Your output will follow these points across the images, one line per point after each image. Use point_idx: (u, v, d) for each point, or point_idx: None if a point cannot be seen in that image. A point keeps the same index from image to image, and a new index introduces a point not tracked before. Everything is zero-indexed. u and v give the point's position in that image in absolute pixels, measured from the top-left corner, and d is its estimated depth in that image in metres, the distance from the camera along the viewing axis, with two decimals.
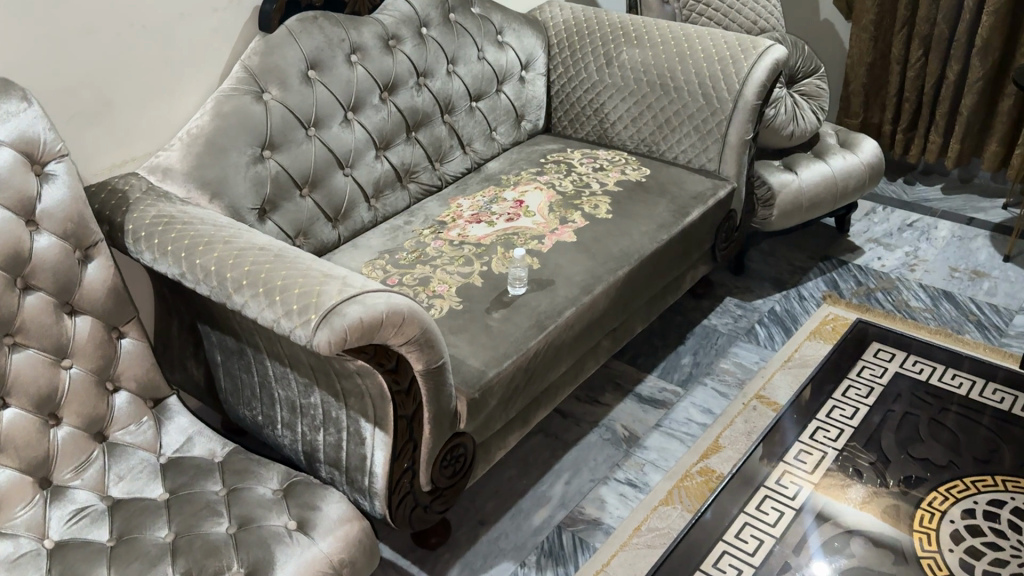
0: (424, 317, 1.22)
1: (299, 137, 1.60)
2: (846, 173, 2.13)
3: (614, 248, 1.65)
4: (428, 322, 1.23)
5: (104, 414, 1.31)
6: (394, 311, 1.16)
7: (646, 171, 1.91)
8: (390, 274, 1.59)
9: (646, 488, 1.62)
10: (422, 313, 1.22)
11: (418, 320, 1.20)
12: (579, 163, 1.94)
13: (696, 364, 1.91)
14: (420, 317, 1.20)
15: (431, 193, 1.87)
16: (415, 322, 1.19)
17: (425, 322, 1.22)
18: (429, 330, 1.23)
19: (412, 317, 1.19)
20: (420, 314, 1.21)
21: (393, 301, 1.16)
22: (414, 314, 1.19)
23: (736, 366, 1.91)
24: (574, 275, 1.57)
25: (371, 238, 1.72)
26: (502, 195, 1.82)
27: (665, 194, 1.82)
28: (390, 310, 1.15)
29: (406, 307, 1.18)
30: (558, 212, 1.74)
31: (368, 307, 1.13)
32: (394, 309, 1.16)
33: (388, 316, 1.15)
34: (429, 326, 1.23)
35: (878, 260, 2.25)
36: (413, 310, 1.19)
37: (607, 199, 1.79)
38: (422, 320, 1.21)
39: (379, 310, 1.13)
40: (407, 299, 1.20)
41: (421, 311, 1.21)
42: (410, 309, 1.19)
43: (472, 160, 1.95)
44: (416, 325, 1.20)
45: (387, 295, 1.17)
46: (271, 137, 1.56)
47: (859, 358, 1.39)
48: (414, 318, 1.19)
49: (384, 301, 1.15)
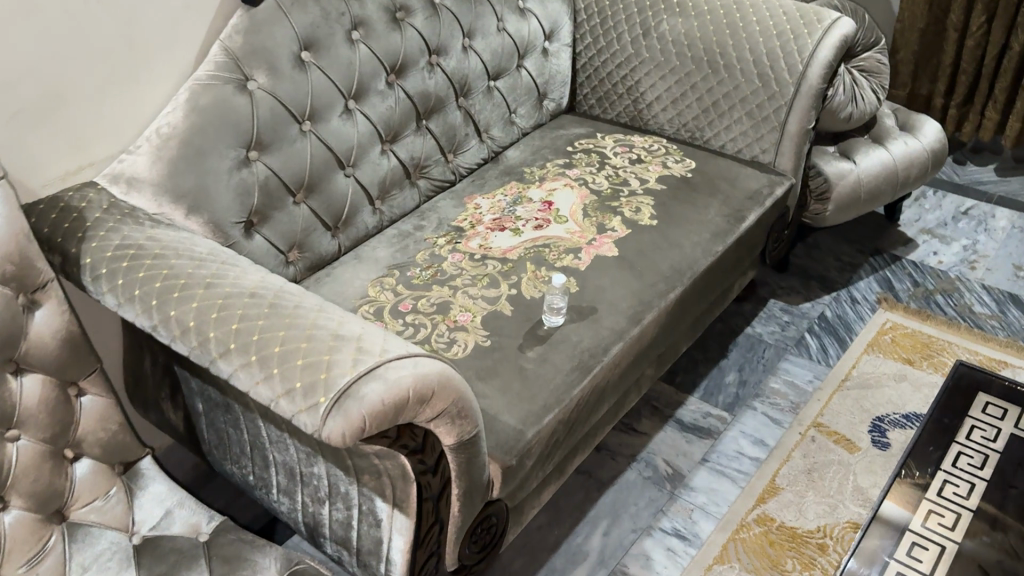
0: (455, 382, 0.98)
1: (292, 134, 1.34)
2: (907, 160, 1.89)
3: (663, 264, 1.41)
4: (461, 386, 1.00)
5: (63, 489, 1.07)
6: (420, 381, 0.92)
7: (691, 163, 1.66)
8: (401, 298, 1.35)
9: (697, 542, 1.42)
10: (454, 376, 0.98)
11: (450, 387, 0.97)
12: (613, 154, 1.69)
13: (743, 383, 1.70)
14: (452, 382, 0.97)
15: (443, 190, 1.62)
16: (446, 392, 0.96)
17: (459, 388, 0.99)
18: (464, 396, 1.00)
19: (444, 387, 0.95)
20: (451, 379, 0.97)
21: (417, 369, 0.93)
22: (444, 379, 0.96)
23: (787, 386, 1.69)
24: (620, 302, 1.33)
25: (376, 249, 1.47)
26: (528, 194, 1.57)
27: (716, 194, 1.57)
28: (416, 382, 0.92)
29: (435, 375, 0.94)
30: (595, 217, 1.50)
31: (388, 382, 0.89)
32: (421, 380, 0.92)
33: (415, 391, 0.91)
34: (462, 390, 1.00)
35: (934, 255, 2.03)
36: (444, 375, 0.96)
37: (650, 200, 1.54)
38: (454, 386, 0.98)
39: (402, 385, 0.90)
40: (433, 362, 0.96)
41: (452, 374, 0.98)
42: (440, 376, 0.95)
43: (489, 149, 1.69)
44: (449, 394, 0.97)
45: (409, 364, 0.93)
46: (259, 134, 1.30)
47: (954, 441, 1.20)
48: (446, 386, 0.96)
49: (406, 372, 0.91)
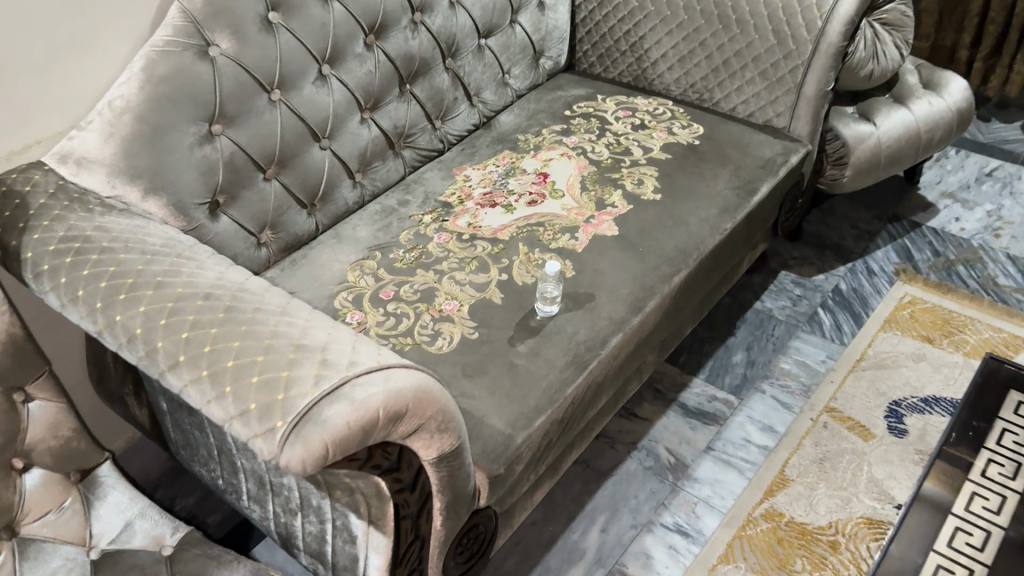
0: (433, 392, 0.88)
1: (260, 105, 1.22)
2: (931, 122, 1.76)
3: (667, 244, 1.30)
4: (440, 396, 0.90)
5: (11, 503, 0.99)
6: (391, 396, 0.82)
7: (699, 129, 1.53)
8: (382, 284, 1.25)
9: (701, 539, 1.34)
10: (431, 385, 0.88)
11: (428, 399, 0.87)
12: (614, 119, 1.57)
13: (751, 364, 1.60)
14: (429, 394, 0.87)
15: (430, 159, 1.51)
16: (423, 405, 0.86)
17: (437, 398, 0.88)
18: (444, 405, 0.90)
19: (419, 400, 0.85)
20: (428, 389, 0.87)
21: (388, 383, 0.83)
22: (420, 390, 0.86)
23: (798, 366, 1.60)
24: (620, 288, 1.23)
25: (356, 227, 1.36)
26: (521, 165, 1.45)
27: (725, 163, 1.45)
28: (387, 398, 0.81)
29: (409, 388, 0.84)
30: (594, 191, 1.38)
31: (354, 402, 0.79)
32: (392, 396, 0.82)
33: (386, 410, 0.81)
34: (442, 400, 0.90)
35: (956, 222, 1.91)
36: (419, 387, 0.86)
37: (654, 171, 1.43)
38: (432, 396, 0.88)
39: (371, 404, 0.80)
40: (407, 373, 0.86)
41: (429, 383, 0.88)
42: (415, 388, 0.85)
43: (480, 114, 1.57)
44: (426, 407, 0.87)
45: (378, 377, 0.83)
46: (223, 106, 1.18)
47: (983, 449, 1.12)
48: (422, 398, 0.86)
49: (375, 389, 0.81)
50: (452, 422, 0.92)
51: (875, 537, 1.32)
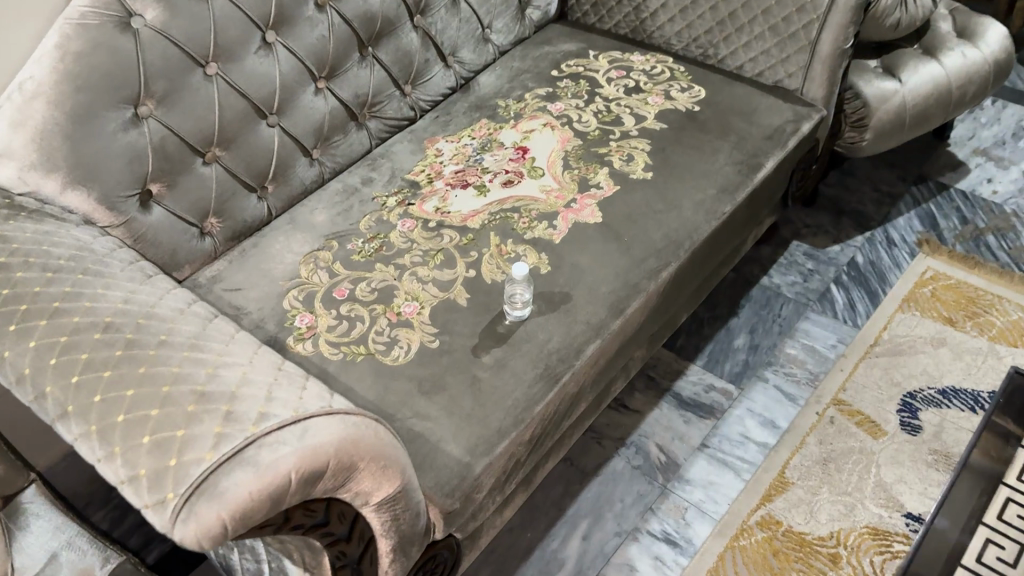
0: (364, 436, 0.77)
1: (194, 83, 1.08)
2: (965, 76, 1.58)
3: (656, 234, 1.16)
4: (375, 438, 0.78)
5: None
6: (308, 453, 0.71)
7: (700, 92, 1.37)
8: (337, 280, 1.13)
9: (690, 550, 1.24)
10: (362, 429, 0.77)
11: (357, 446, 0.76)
12: (605, 82, 1.41)
13: (754, 348, 1.48)
14: (359, 441, 0.76)
15: (400, 129, 1.37)
16: (351, 455, 0.75)
17: (370, 442, 0.77)
18: (379, 448, 0.79)
19: (346, 450, 0.74)
20: (358, 436, 0.76)
21: (304, 438, 0.71)
22: (346, 439, 0.75)
23: (806, 352, 1.47)
24: (600, 287, 1.10)
25: (314, 211, 1.23)
26: (499, 137, 1.31)
27: (727, 134, 1.30)
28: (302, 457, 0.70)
29: (331, 439, 0.73)
30: (577, 169, 1.24)
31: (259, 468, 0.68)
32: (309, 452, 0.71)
33: (302, 470, 0.70)
34: (377, 444, 0.79)
35: (988, 183, 1.74)
36: (345, 435, 0.75)
37: (646, 144, 1.28)
38: (363, 441, 0.77)
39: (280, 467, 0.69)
40: (330, 421, 0.75)
41: (359, 427, 0.77)
42: (340, 438, 0.74)
43: (457, 76, 1.42)
44: (356, 456, 0.76)
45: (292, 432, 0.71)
46: (151, 84, 1.04)
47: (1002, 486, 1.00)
48: (350, 448, 0.75)
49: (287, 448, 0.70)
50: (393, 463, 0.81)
51: (880, 550, 1.21)
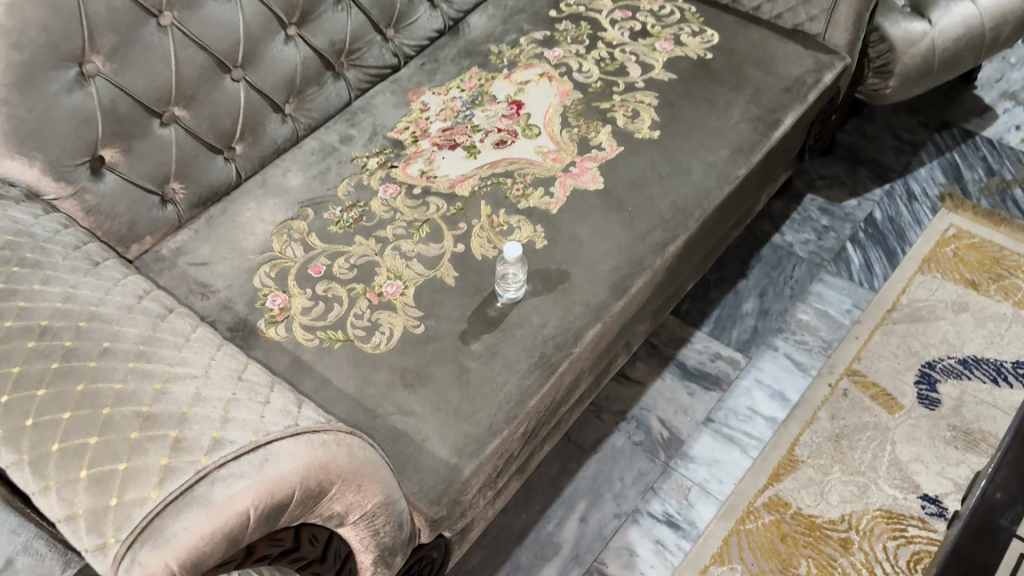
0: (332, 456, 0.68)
1: (147, 35, 0.96)
2: (1000, 17, 1.45)
3: (663, 202, 1.06)
4: (345, 456, 0.69)
5: None
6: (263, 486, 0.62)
7: (713, 37, 1.25)
8: (314, 255, 1.03)
9: (693, 534, 1.17)
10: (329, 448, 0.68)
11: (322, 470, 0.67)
12: (608, 25, 1.28)
13: (763, 314, 1.39)
14: (326, 463, 0.67)
15: (384, 78, 1.25)
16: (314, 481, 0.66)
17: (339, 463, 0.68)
18: (352, 466, 0.70)
19: (309, 478, 0.65)
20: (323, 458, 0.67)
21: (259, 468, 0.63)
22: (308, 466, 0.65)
23: (819, 317, 1.38)
24: (601, 264, 1.00)
25: (288, 174, 1.13)
26: (491, 89, 1.20)
27: (742, 86, 1.18)
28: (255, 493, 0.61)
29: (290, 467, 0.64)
30: (577, 127, 1.13)
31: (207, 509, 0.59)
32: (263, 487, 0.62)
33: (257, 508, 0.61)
34: (350, 460, 0.70)
35: (1016, 131, 1.63)
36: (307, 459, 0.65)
37: (652, 98, 1.16)
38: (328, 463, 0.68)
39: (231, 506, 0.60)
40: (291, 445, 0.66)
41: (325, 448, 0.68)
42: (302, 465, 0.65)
43: (445, 18, 1.30)
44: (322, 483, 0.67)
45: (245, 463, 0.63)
46: (94, 39, 0.92)
47: None
48: (315, 473, 0.66)
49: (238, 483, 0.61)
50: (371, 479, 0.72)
51: (893, 535, 1.15)
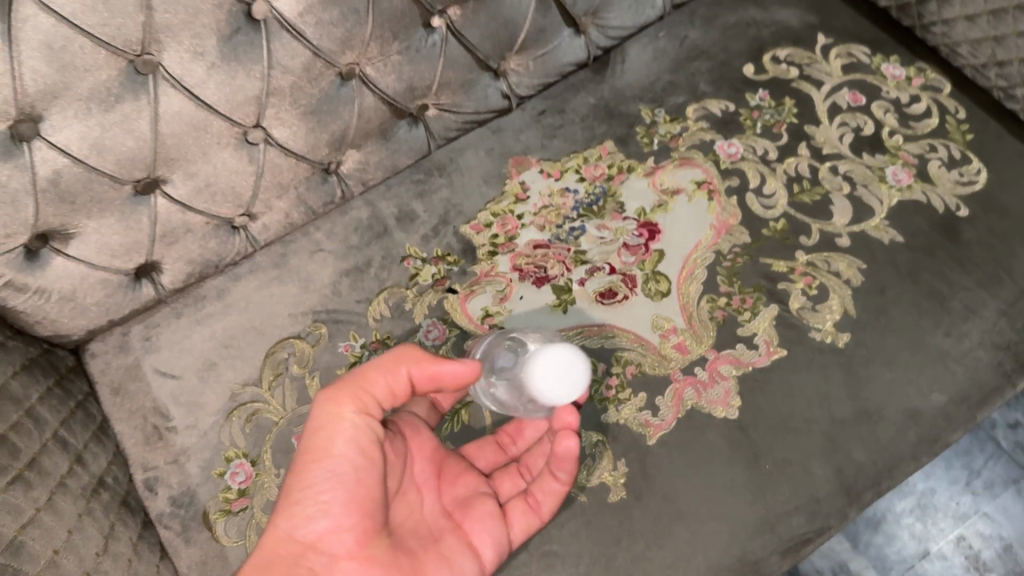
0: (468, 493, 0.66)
1: (116, 97, 0.65)
2: None
3: (821, 468, 0.71)
4: (424, 420, 0.68)
5: None
6: (377, 550, 0.58)
7: (979, 184, 0.82)
8: (306, 413, 0.75)
9: None
10: (402, 348, 0.60)
11: (468, 504, 0.66)
12: (823, 114, 0.85)
13: (925, 521, 1.04)
14: (437, 381, 0.60)
15: (483, 124, 0.88)
16: (521, 526, 0.66)
17: (359, 406, 0.58)
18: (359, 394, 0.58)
19: (482, 552, 0.64)
20: (564, 487, 0.66)
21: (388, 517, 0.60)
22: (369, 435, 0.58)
23: (997, 550, 1.02)
24: (697, 555, 0.68)
25: (315, 257, 0.83)
26: (622, 186, 0.83)
27: (997, 282, 0.77)
28: (411, 565, 0.59)
29: (371, 556, 0.57)
30: (726, 298, 0.76)
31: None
32: (421, 567, 0.60)
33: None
34: (450, 379, 0.60)
35: None
36: (363, 465, 0.57)
37: (853, 272, 0.77)
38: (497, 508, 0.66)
39: None
40: (325, 506, 0.55)
41: (413, 350, 0.60)
42: (379, 391, 0.59)
43: (597, 46, 0.89)
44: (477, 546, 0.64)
45: (391, 487, 0.62)
46: (30, 18, 0.58)
47: None
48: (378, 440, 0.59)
49: (404, 515, 0.62)
50: (376, 381, 0.59)
51: None
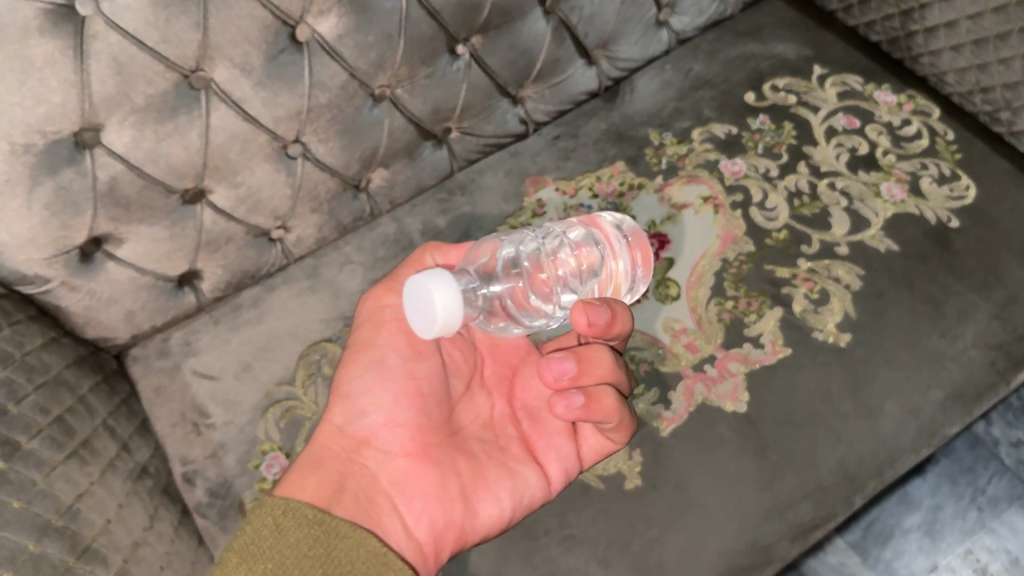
0: (541, 402, 0.70)
1: (171, 108, 0.71)
2: None
3: (826, 458, 0.74)
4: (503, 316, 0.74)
5: None
6: (435, 452, 0.64)
7: (969, 198, 0.87)
8: None
9: None
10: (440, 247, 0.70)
11: (538, 416, 0.70)
12: (821, 136, 0.91)
13: (932, 536, 1.06)
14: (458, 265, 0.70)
15: (501, 147, 0.94)
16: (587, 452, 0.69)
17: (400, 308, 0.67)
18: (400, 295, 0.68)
19: (548, 466, 0.68)
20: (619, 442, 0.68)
21: (450, 421, 0.66)
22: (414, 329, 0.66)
23: (1004, 563, 1.04)
24: (709, 539, 0.71)
25: (345, 269, 0.88)
26: (633, 201, 0.88)
27: (988, 287, 0.82)
28: (471, 468, 0.65)
29: (426, 452, 0.63)
30: (733, 301, 0.81)
31: (318, 558, 0.54)
32: (480, 473, 0.65)
33: (523, 488, 0.66)
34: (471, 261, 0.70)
35: None
36: (415, 367, 0.65)
37: (852, 277, 0.82)
38: (567, 425, 0.70)
39: (475, 515, 0.64)
40: (378, 401, 0.63)
41: (439, 247, 0.70)
42: None
43: (607, 77, 0.96)
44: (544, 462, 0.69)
45: (455, 390, 0.68)
46: (100, 34, 0.64)
47: None
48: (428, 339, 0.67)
49: (472, 419, 0.68)
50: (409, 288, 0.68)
51: None
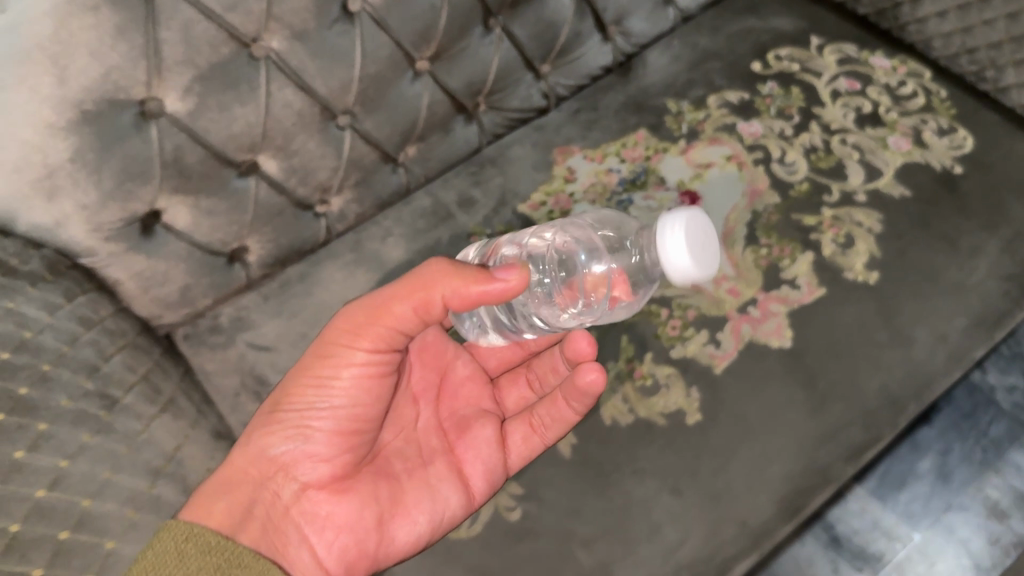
0: (468, 411, 0.75)
1: (233, 79, 0.72)
2: None
3: (868, 384, 0.79)
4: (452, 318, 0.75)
5: None
6: (353, 483, 0.65)
7: (968, 147, 0.94)
8: None
9: None
10: (450, 263, 0.56)
11: (465, 428, 0.74)
12: (827, 98, 0.98)
13: (944, 478, 1.12)
14: (475, 304, 0.56)
15: (525, 121, 0.98)
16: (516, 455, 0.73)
17: (382, 330, 0.59)
18: (377, 323, 0.59)
19: (469, 483, 0.71)
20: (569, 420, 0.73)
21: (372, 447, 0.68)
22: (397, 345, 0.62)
23: (1012, 499, 1.10)
24: (770, 464, 0.75)
25: (388, 242, 0.91)
26: (659, 164, 0.93)
27: (996, 224, 0.88)
28: (391, 496, 0.67)
29: (345, 481, 0.65)
30: (767, 248, 0.86)
31: None
32: (400, 497, 0.67)
33: (443, 511, 0.69)
34: (492, 299, 0.55)
35: None
36: (356, 394, 0.63)
37: (873, 221, 0.88)
38: (495, 435, 0.74)
39: (393, 540, 0.66)
40: (308, 434, 0.63)
41: (450, 268, 0.56)
42: (400, 314, 0.58)
43: (621, 52, 1.01)
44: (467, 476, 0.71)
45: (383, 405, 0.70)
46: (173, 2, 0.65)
47: None
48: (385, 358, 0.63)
49: (393, 436, 0.71)
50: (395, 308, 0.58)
51: None
